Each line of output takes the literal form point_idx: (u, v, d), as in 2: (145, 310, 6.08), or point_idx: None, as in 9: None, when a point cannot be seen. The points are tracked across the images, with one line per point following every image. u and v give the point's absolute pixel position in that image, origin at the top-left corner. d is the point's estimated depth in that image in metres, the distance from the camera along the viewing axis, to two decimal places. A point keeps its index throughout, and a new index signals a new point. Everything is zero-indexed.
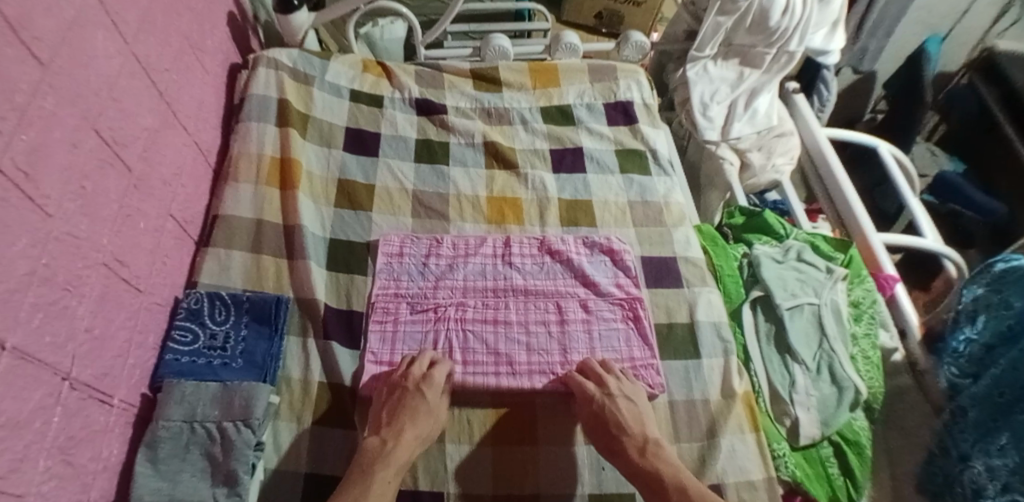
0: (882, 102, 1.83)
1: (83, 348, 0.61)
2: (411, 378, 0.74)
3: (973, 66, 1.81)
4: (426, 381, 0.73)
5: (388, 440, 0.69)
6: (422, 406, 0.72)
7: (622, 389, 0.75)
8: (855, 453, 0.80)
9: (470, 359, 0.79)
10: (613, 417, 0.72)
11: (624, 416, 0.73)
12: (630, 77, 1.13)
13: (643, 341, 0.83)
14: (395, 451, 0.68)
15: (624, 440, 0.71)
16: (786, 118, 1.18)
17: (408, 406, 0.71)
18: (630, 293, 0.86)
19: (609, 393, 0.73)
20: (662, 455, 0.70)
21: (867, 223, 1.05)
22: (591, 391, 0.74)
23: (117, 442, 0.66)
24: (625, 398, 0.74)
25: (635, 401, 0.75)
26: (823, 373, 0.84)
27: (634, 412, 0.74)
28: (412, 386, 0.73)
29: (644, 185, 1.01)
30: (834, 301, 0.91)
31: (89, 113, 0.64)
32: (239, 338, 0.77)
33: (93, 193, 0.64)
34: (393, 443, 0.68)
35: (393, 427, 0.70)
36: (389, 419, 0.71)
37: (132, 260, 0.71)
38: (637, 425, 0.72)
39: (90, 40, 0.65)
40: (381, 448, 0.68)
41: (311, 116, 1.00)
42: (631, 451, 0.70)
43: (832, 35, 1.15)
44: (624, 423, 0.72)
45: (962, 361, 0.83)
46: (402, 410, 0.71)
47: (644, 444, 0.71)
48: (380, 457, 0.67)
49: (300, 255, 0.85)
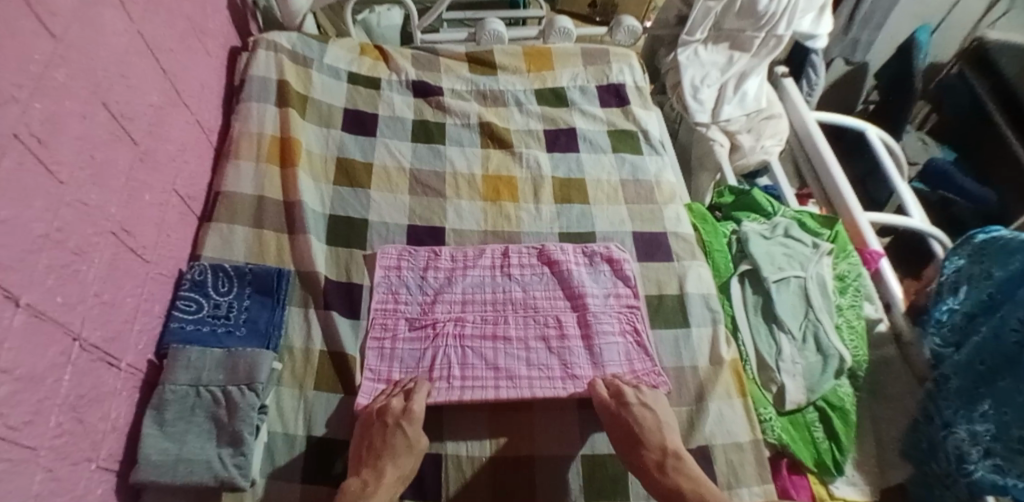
0: (874, 92, 1.84)
1: (93, 312, 0.63)
2: (389, 413, 0.71)
3: (964, 58, 1.85)
4: (407, 417, 0.71)
5: (369, 482, 0.66)
6: (403, 443, 0.70)
7: (648, 399, 0.75)
8: (840, 417, 0.83)
9: (469, 374, 0.78)
10: (640, 424, 0.72)
11: (650, 425, 0.72)
12: (623, 61, 1.16)
13: (643, 354, 0.82)
14: (376, 494, 0.65)
15: (644, 452, 0.71)
16: (775, 101, 1.20)
17: (387, 444, 0.69)
18: (628, 301, 0.86)
19: (638, 398, 0.74)
20: (685, 468, 0.69)
21: (854, 202, 1.08)
22: (612, 401, 0.74)
23: (125, 405, 0.69)
24: (649, 407, 0.74)
25: (662, 410, 0.75)
26: (808, 342, 0.87)
27: (663, 424, 0.73)
28: (392, 422, 0.70)
29: (636, 165, 1.03)
30: (819, 275, 0.94)
31: (99, 87, 0.66)
32: (242, 307, 0.79)
33: (103, 164, 0.66)
34: (374, 486, 0.66)
35: (374, 465, 0.68)
36: (369, 459, 0.69)
37: (139, 232, 0.73)
38: (659, 434, 0.72)
39: (100, 17, 0.67)
40: (360, 491, 0.66)
41: (310, 97, 1.02)
42: (655, 460, 0.70)
43: (819, 20, 1.17)
44: (652, 433, 0.72)
45: (945, 330, 0.87)
46: (383, 451, 0.69)
47: (668, 456, 0.70)
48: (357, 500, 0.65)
49: (301, 230, 0.87)
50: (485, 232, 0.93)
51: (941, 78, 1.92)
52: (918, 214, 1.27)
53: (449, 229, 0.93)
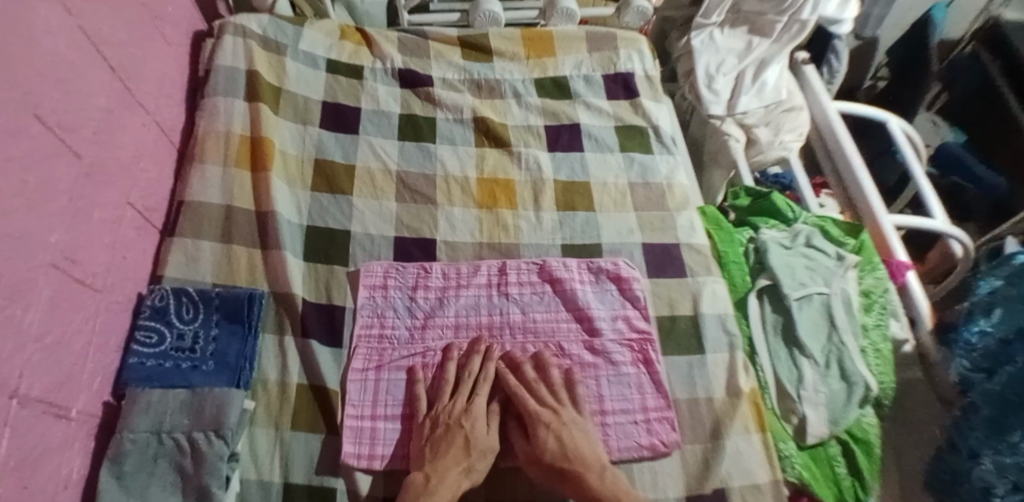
0: (883, 69, 1.71)
1: (34, 359, 0.54)
2: (451, 415, 0.70)
3: (980, 38, 1.72)
4: (467, 416, 0.70)
5: (431, 475, 0.64)
6: (462, 441, 0.67)
7: (565, 420, 0.69)
8: (864, 451, 0.77)
9: None
10: (569, 446, 0.67)
11: (578, 445, 0.68)
12: (631, 46, 1.05)
13: (656, 388, 0.75)
14: (440, 488, 0.63)
15: (581, 471, 0.65)
16: (796, 91, 1.10)
17: (450, 441, 0.67)
18: (639, 328, 0.79)
19: (562, 421, 0.69)
20: (619, 481, 0.66)
21: (877, 204, 1.00)
22: (546, 418, 0.69)
23: (78, 457, 0.61)
24: (560, 430, 0.68)
25: (581, 430, 0.69)
26: (832, 368, 0.80)
27: (582, 437, 0.69)
28: (454, 422, 0.69)
29: (646, 165, 0.94)
30: (844, 290, 0.86)
31: (31, 94, 0.56)
32: (209, 337, 0.71)
33: (39, 186, 0.56)
34: (437, 479, 0.64)
35: (435, 461, 0.66)
36: (432, 455, 0.67)
37: (87, 258, 0.64)
38: (593, 454, 0.67)
39: (27, 10, 0.56)
40: (422, 487, 0.63)
41: (284, 89, 0.91)
42: (590, 476, 0.65)
43: (846, 4, 1.06)
44: (580, 451, 0.67)
45: (976, 354, 0.79)
46: (443, 450, 0.67)
47: (604, 468, 0.66)
48: (421, 493, 0.62)
49: (275, 245, 0.78)
50: (480, 244, 0.85)
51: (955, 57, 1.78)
52: (938, 212, 1.19)
53: (440, 241, 0.84)
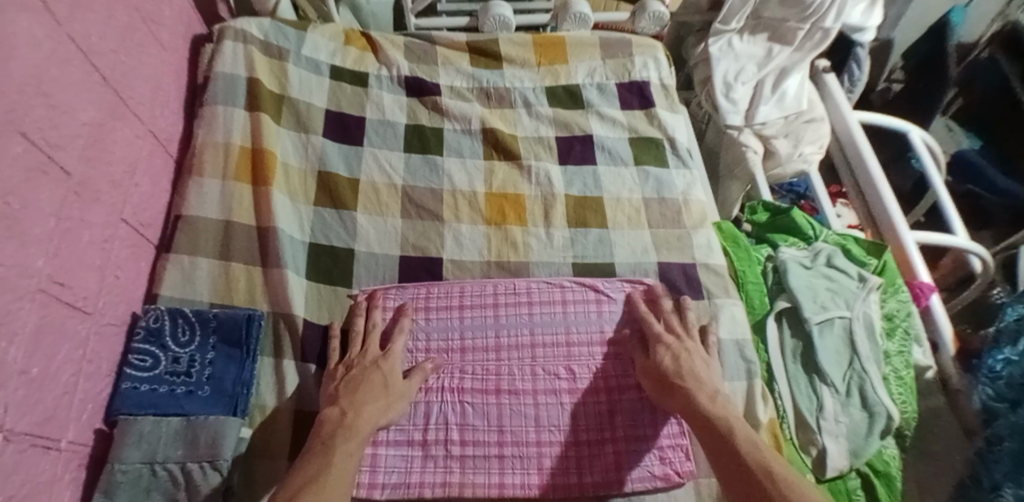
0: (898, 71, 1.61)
1: (19, 392, 0.51)
2: (366, 357, 0.70)
3: (996, 40, 1.60)
4: (384, 357, 0.70)
5: (348, 410, 0.64)
6: (380, 381, 0.67)
7: (687, 346, 0.72)
8: (884, 485, 0.74)
9: (470, 438, 0.70)
10: (682, 365, 0.69)
11: (695, 368, 0.69)
12: (647, 53, 1.01)
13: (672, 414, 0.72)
14: (358, 423, 0.63)
15: (692, 387, 0.66)
16: (817, 101, 1.06)
17: (365, 381, 0.67)
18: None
19: (684, 346, 0.71)
20: (728, 406, 0.65)
21: (900, 221, 0.96)
22: (666, 340, 0.71)
23: (68, 489, 0.58)
24: (679, 351, 0.70)
25: (699, 359, 0.71)
26: (853, 397, 0.77)
27: (700, 365, 0.70)
28: (369, 363, 0.69)
29: (661, 179, 0.91)
30: (867, 315, 0.82)
31: (12, 112, 0.52)
32: (205, 361, 0.68)
33: (22, 210, 0.53)
34: (353, 415, 0.63)
35: (351, 398, 0.65)
36: (347, 392, 0.66)
37: (77, 281, 0.61)
38: (706, 379, 0.68)
39: (11, 23, 0.53)
40: (339, 421, 0.63)
41: (286, 97, 0.88)
42: (701, 394, 0.66)
43: (870, 11, 1.03)
44: (693, 370, 0.68)
45: (1000, 384, 0.75)
46: (359, 386, 0.66)
47: (714, 393, 0.66)
48: (337, 430, 0.62)
49: (275, 263, 0.75)
50: (487, 263, 0.81)
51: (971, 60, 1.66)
52: (959, 228, 1.15)
53: (447, 260, 0.81)
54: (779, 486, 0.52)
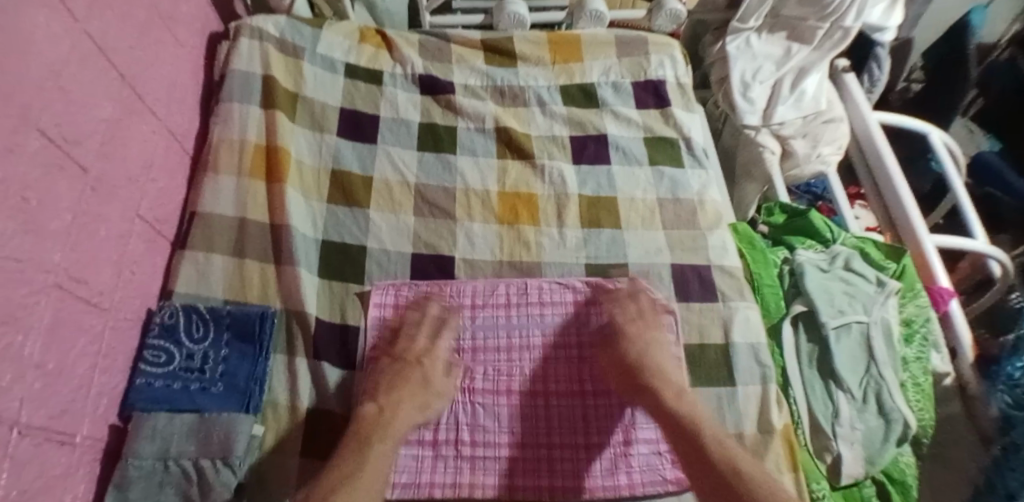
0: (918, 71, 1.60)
1: (33, 387, 0.52)
2: (412, 352, 0.71)
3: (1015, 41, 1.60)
4: (428, 355, 0.71)
5: (385, 408, 0.65)
6: (421, 379, 0.68)
7: (647, 337, 0.72)
8: (900, 493, 0.73)
9: (480, 439, 0.69)
10: (647, 362, 0.69)
11: (659, 364, 0.70)
12: (663, 51, 1.00)
13: None
14: (395, 422, 0.64)
15: (657, 385, 0.67)
16: (837, 101, 1.04)
17: (407, 377, 0.68)
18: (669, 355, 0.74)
19: (646, 338, 0.71)
20: (694, 403, 0.67)
21: (919, 225, 0.94)
22: (630, 335, 0.71)
23: (82, 483, 0.59)
24: (642, 345, 0.70)
25: (659, 351, 0.72)
26: (869, 403, 0.76)
27: (662, 359, 0.71)
28: (414, 359, 0.71)
29: (676, 180, 0.90)
30: (885, 320, 0.81)
31: (30, 109, 0.53)
32: (219, 358, 0.69)
33: (39, 206, 0.54)
34: (391, 413, 0.65)
35: (391, 394, 0.66)
36: (388, 387, 0.67)
37: (93, 276, 0.62)
38: (669, 373, 0.69)
39: (29, 20, 0.53)
40: (377, 417, 0.64)
41: (301, 95, 0.88)
42: (666, 392, 0.66)
43: (891, 11, 1.02)
44: (661, 369, 0.69)
45: (1019, 391, 0.74)
46: (401, 383, 0.67)
47: (680, 390, 0.67)
48: (377, 426, 0.63)
49: (289, 260, 0.75)
50: (500, 262, 0.81)
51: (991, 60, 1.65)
52: (979, 231, 1.12)
53: (459, 258, 0.81)
54: (750, 496, 0.55)
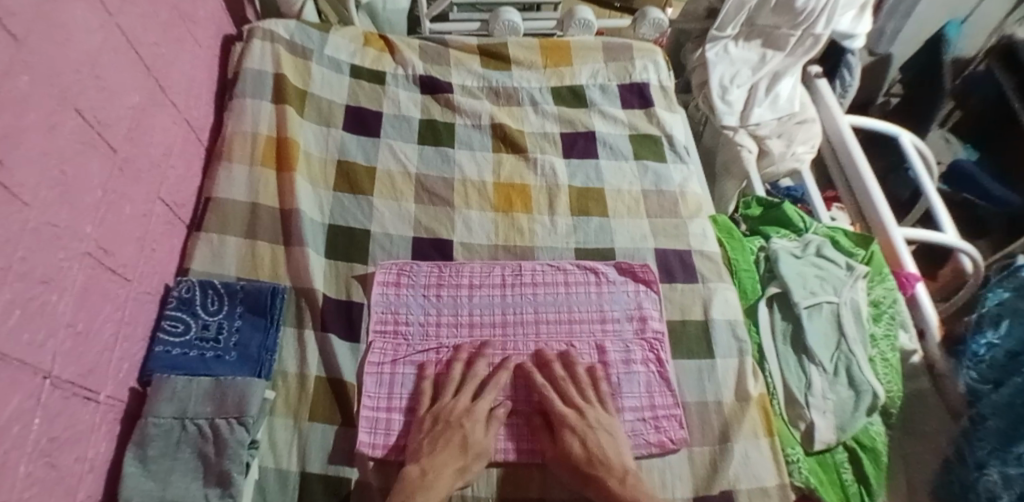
0: (897, 86, 1.68)
1: (66, 345, 0.56)
2: (455, 412, 0.71)
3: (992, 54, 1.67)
4: (469, 415, 0.71)
5: (428, 470, 0.66)
6: (461, 441, 0.68)
7: (593, 420, 0.71)
8: (871, 459, 0.78)
9: None
10: (589, 448, 0.69)
11: (604, 449, 0.69)
12: (647, 57, 1.07)
13: (665, 387, 0.76)
14: (435, 484, 0.65)
15: (602, 476, 0.67)
16: (809, 104, 1.12)
17: (449, 440, 0.68)
18: (652, 328, 0.80)
19: (587, 423, 0.70)
20: (640, 486, 0.67)
21: (888, 217, 1.01)
22: (570, 419, 0.70)
23: (104, 440, 0.63)
24: (586, 432, 0.70)
25: (606, 432, 0.71)
26: (840, 376, 0.81)
27: (608, 443, 0.70)
28: (455, 418, 0.70)
29: (660, 173, 0.96)
30: (853, 300, 0.87)
31: (68, 90, 0.58)
32: (233, 329, 0.74)
33: (74, 179, 0.59)
34: (434, 476, 0.65)
35: (433, 458, 0.67)
36: (430, 450, 0.68)
37: (118, 249, 0.66)
38: (614, 457, 0.69)
39: (69, 11, 0.59)
40: (419, 479, 0.65)
41: (309, 92, 0.95)
42: (612, 482, 0.67)
43: (860, 18, 1.09)
44: (603, 455, 0.69)
45: (983, 365, 0.79)
46: (444, 444, 0.68)
47: (624, 475, 0.68)
48: (416, 488, 0.64)
49: (298, 242, 0.81)
50: (495, 246, 0.87)
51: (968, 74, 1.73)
52: (949, 226, 1.19)
53: (457, 242, 0.86)
54: None
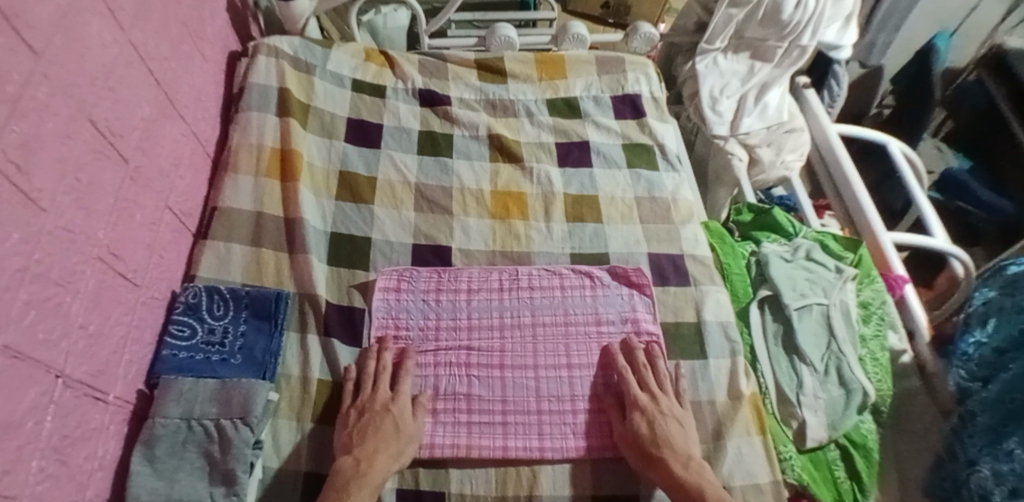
0: (890, 96, 1.71)
1: (78, 345, 0.58)
2: (377, 401, 0.72)
3: (983, 64, 1.73)
4: (394, 402, 0.72)
5: (362, 459, 0.66)
6: (392, 428, 0.69)
7: (662, 408, 0.73)
8: (863, 456, 0.79)
9: (476, 407, 0.76)
10: (659, 431, 0.70)
11: (669, 432, 0.71)
12: (639, 70, 1.11)
13: None
14: (370, 472, 0.65)
15: (665, 455, 0.69)
16: (797, 114, 1.16)
17: (376, 427, 0.69)
18: (646, 330, 0.82)
19: (660, 409, 0.72)
20: (702, 471, 0.68)
21: (876, 221, 1.03)
22: (643, 403, 0.73)
23: (112, 440, 0.64)
24: (655, 415, 0.71)
25: (675, 420, 0.72)
26: (831, 375, 0.83)
27: (676, 428, 0.72)
28: (380, 407, 0.71)
29: (652, 181, 0.99)
30: (843, 302, 0.89)
31: (83, 102, 0.61)
32: (238, 333, 0.76)
33: (88, 186, 0.62)
34: (367, 463, 0.66)
35: (365, 447, 0.68)
36: (361, 439, 0.68)
37: (128, 254, 0.69)
38: (680, 442, 0.71)
39: (86, 26, 0.62)
40: (354, 469, 0.66)
41: (312, 106, 0.98)
42: (675, 465, 0.68)
43: (845, 29, 1.12)
44: (670, 439, 0.70)
45: (971, 365, 0.80)
46: (373, 433, 0.69)
47: (688, 460, 0.69)
48: (352, 478, 0.65)
49: (301, 249, 0.83)
50: (493, 252, 0.89)
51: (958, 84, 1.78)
52: (939, 231, 1.21)
53: (455, 248, 0.89)
54: None
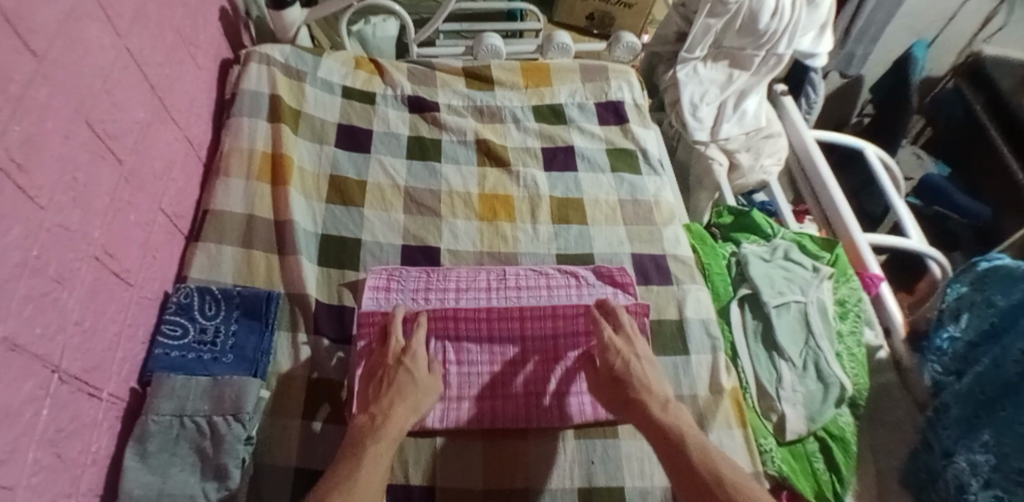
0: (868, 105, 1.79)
1: (73, 341, 0.59)
2: (389, 352, 0.72)
3: (959, 72, 1.79)
4: (407, 355, 0.72)
5: (377, 414, 0.65)
6: (408, 381, 0.70)
7: (637, 351, 0.73)
8: (840, 448, 0.81)
9: (464, 358, 0.80)
10: (634, 373, 0.70)
11: (645, 376, 0.70)
12: (622, 77, 1.14)
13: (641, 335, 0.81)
14: (386, 424, 0.64)
15: (643, 397, 0.68)
16: (775, 118, 1.21)
17: (393, 383, 0.69)
18: None
19: (633, 351, 0.72)
20: (681, 413, 0.67)
21: (853, 224, 1.07)
22: (616, 346, 0.72)
23: (105, 436, 0.65)
24: (630, 357, 0.72)
25: (648, 362, 0.72)
26: (809, 370, 0.86)
27: (651, 372, 0.71)
28: (392, 362, 0.71)
29: (635, 184, 1.02)
30: (820, 299, 0.92)
31: (82, 106, 0.63)
32: (229, 332, 0.77)
33: (85, 185, 0.63)
34: (383, 418, 0.65)
35: (380, 401, 0.67)
36: (376, 396, 0.68)
37: (123, 253, 0.70)
38: (658, 384, 0.70)
39: (85, 30, 0.64)
40: (370, 424, 0.64)
41: (303, 111, 1.00)
42: (653, 406, 0.67)
43: (820, 39, 1.16)
44: (647, 381, 0.70)
45: (946, 359, 0.84)
46: (391, 388, 0.68)
47: (666, 402, 0.68)
48: (371, 432, 0.63)
49: (292, 250, 0.85)
50: (481, 252, 0.92)
51: (937, 92, 1.84)
52: (915, 233, 1.25)
53: (444, 249, 0.91)
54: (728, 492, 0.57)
